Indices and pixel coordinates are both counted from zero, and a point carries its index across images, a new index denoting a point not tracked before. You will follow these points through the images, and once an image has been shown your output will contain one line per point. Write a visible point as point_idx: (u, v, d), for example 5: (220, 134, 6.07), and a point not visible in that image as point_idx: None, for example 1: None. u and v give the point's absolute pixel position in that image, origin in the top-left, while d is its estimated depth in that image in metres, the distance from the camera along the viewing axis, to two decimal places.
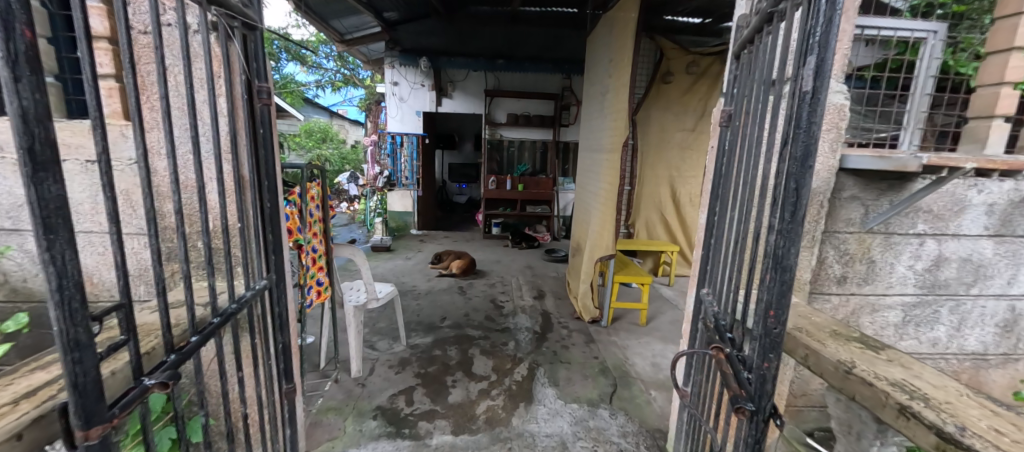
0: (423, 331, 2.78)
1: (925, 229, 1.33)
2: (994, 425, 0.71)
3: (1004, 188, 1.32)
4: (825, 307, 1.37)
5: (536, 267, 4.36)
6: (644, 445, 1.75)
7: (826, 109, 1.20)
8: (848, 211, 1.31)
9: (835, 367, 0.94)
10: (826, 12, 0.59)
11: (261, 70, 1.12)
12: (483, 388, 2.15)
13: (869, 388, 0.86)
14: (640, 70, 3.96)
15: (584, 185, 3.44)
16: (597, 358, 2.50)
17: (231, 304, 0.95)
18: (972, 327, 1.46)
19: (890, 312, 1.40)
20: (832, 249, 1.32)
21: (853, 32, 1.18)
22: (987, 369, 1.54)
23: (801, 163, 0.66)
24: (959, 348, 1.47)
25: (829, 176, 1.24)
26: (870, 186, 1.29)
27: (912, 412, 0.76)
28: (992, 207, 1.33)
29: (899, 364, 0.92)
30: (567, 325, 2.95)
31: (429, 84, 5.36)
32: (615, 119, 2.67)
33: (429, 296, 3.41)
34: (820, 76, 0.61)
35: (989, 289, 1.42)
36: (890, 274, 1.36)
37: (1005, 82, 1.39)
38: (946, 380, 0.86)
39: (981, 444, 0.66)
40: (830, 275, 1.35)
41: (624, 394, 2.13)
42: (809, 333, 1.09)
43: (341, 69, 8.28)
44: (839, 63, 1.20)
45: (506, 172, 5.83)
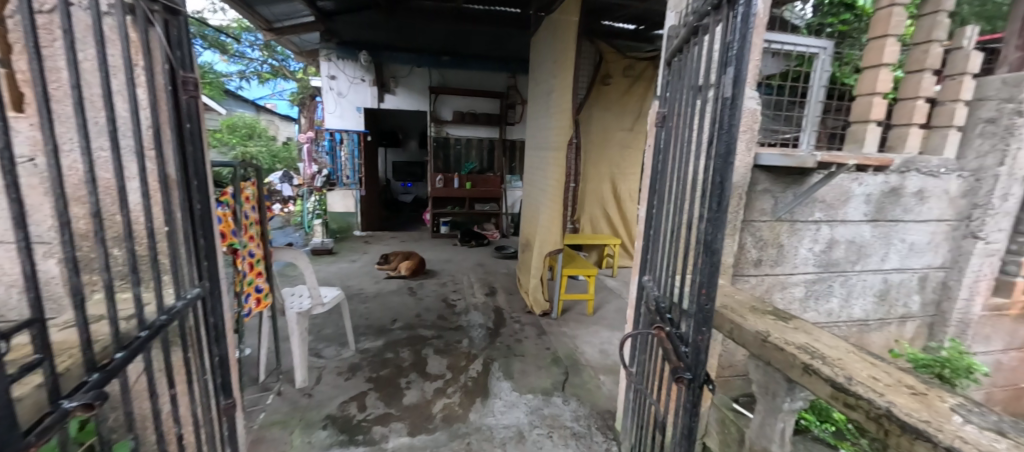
0: (372, 335, 2.69)
1: (821, 216, 1.57)
2: (872, 373, 0.88)
3: (877, 181, 1.57)
4: (746, 287, 1.56)
5: (487, 264, 4.40)
6: (596, 426, 1.86)
7: (743, 113, 1.37)
8: (761, 202, 1.50)
9: (755, 337, 1.09)
10: (741, 30, 0.70)
11: (186, 59, 1.02)
12: (439, 387, 2.14)
13: (781, 353, 1.01)
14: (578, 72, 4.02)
15: (531, 183, 3.55)
16: (549, 348, 2.60)
17: (161, 316, 0.86)
18: (857, 298, 1.71)
19: (796, 288, 1.62)
20: (749, 236, 1.51)
21: (762, 47, 1.36)
22: (868, 331, 1.78)
23: (722, 159, 0.76)
24: (848, 316, 1.72)
25: (746, 172, 1.41)
26: (778, 180, 1.49)
27: (814, 369, 0.91)
28: (869, 196, 1.59)
29: (803, 331, 1.09)
30: (519, 320, 3.02)
31: (370, 78, 5.16)
32: (560, 119, 2.79)
33: (378, 299, 3.29)
34: (737, 84, 0.71)
35: (869, 265, 1.67)
36: (795, 256, 1.59)
37: (876, 93, 1.56)
38: (838, 341, 1.04)
39: (864, 389, 0.82)
40: (748, 259, 1.54)
41: (575, 381, 2.25)
42: (733, 309, 1.23)
43: (268, 59, 7.61)
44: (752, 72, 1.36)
45: (453, 170, 5.78)
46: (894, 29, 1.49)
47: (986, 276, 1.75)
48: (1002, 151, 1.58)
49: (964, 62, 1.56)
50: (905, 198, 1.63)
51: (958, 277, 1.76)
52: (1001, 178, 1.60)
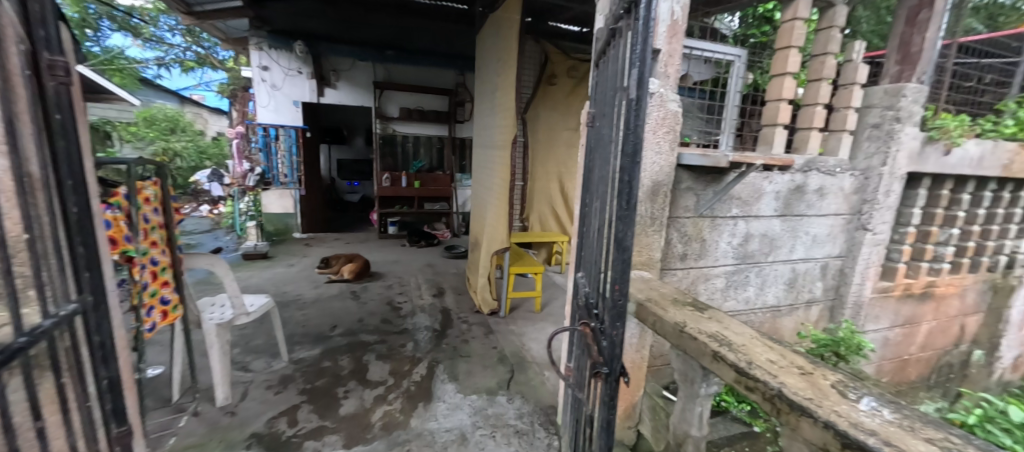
0: (309, 343, 2.53)
1: (738, 212, 1.69)
2: (769, 357, 0.96)
3: (784, 179, 1.72)
4: (673, 280, 1.65)
5: (436, 264, 4.32)
6: (538, 423, 1.88)
7: (666, 115, 1.43)
8: (685, 199, 1.58)
9: (673, 328, 1.15)
10: (642, 34, 0.73)
11: (54, 38, 0.83)
12: (379, 394, 2.06)
13: (695, 342, 1.07)
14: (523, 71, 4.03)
15: (479, 181, 3.51)
16: (496, 347, 2.59)
17: (17, 338, 0.74)
18: (770, 286, 1.86)
19: (717, 279, 1.74)
20: (675, 232, 1.60)
21: (681, 52, 1.43)
22: (781, 317, 1.94)
23: (631, 158, 0.78)
24: (763, 303, 1.87)
25: (669, 170, 1.48)
26: (699, 178, 1.58)
27: (721, 356, 0.98)
28: (778, 194, 1.73)
29: (715, 320, 1.16)
30: (467, 320, 2.99)
31: (308, 71, 4.89)
32: (504, 118, 2.79)
33: (317, 305, 3.10)
34: (641, 86, 0.74)
35: (779, 256, 1.83)
36: (716, 249, 1.70)
37: (783, 99, 1.71)
38: (744, 328, 1.12)
39: (761, 372, 0.89)
40: (675, 253, 1.62)
41: (520, 378, 2.26)
42: (656, 302, 1.29)
43: (192, 46, 6.96)
44: (673, 75, 1.44)
45: (401, 168, 5.60)
46: (795, 41, 1.63)
47: (873, 264, 1.98)
48: (884, 153, 1.80)
49: (854, 74, 1.75)
50: (809, 194, 1.79)
51: (852, 265, 1.97)
52: (883, 177, 1.83)
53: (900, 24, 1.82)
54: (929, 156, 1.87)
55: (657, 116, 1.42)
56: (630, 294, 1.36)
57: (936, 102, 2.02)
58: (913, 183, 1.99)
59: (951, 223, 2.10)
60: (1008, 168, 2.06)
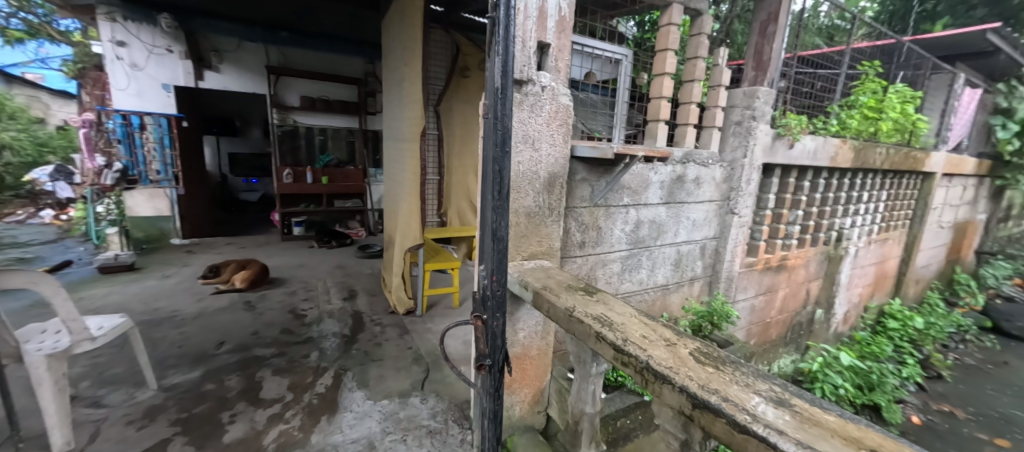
0: (187, 365, 2.19)
1: (629, 201, 1.82)
2: (643, 333, 1.05)
3: (666, 170, 1.90)
4: (573, 267, 1.73)
5: (348, 266, 4.04)
6: (452, 420, 1.86)
7: (558, 108, 1.49)
8: (581, 190, 1.67)
9: (563, 313, 1.19)
10: (503, 26, 0.73)
11: None
12: (275, 413, 1.85)
13: (581, 325, 1.12)
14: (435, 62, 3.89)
15: (390, 176, 3.34)
16: (411, 348, 2.50)
17: None
18: (660, 267, 2.06)
19: (613, 263, 1.87)
20: (572, 221, 1.68)
21: (570, 48, 1.50)
22: (670, 294, 2.15)
23: (500, 147, 0.78)
24: (654, 283, 2.06)
25: (564, 161, 1.55)
26: (593, 170, 1.67)
27: (601, 336, 1.04)
28: (662, 183, 1.91)
29: (602, 302, 1.24)
30: (381, 322, 2.85)
31: (180, 49, 4.27)
32: (411, 109, 2.68)
33: (200, 320, 2.70)
34: (504, 75, 0.74)
35: (666, 240, 2.03)
36: (611, 236, 1.82)
37: (663, 97, 1.87)
38: (626, 308, 1.21)
39: (633, 348, 0.96)
40: (573, 241, 1.70)
41: (435, 377, 2.22)
42: (551, 289, 1.33)
43: (18, 13, 5.46)
44: (563, 70, 1.49)
45: (305, 163, 5.13)
46: (671, 44, 1.79)
47: (739, 242, 2.30)
48: (743, 147, 2.09)
49: (720, 76, 1.99)
50: (688, 183, 2.01)
51: (724, 245, 2.26)
52: (745, 168, 2.13)
53: (754, 35, 2.11)
54: (778, 150, 2.21)
55: (549, 109, 1.46)
56: (527, 283, 1.39)
57: (783, 104, 2.40)
58: (768, 172, 2.34)
59: (797, 206, 2.52)
60: (835, 159, 2.53)
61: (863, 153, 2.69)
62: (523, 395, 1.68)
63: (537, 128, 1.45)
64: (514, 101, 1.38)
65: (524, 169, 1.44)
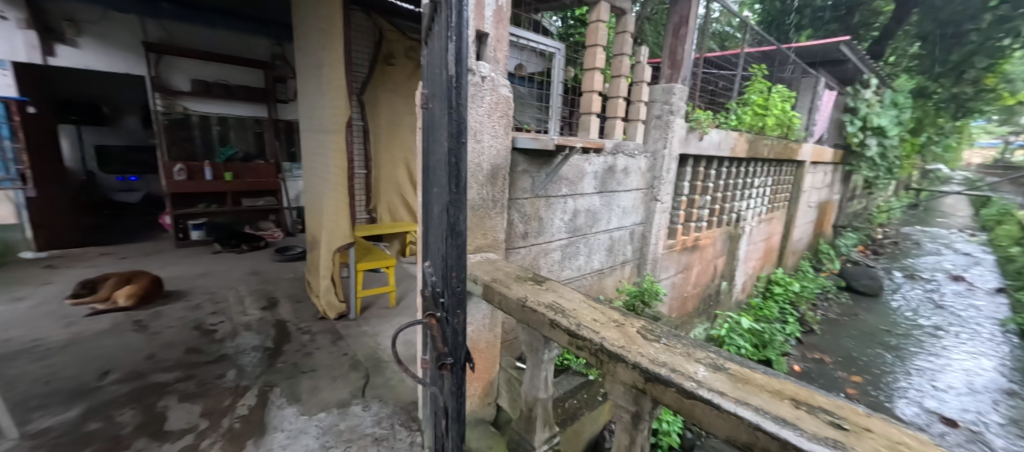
0: (59, 404, 1.79)
1: (567, 191, 1.89)
2: (593, 316, 1.10)
3: (599, 161, 2.01)
4: (517, 258, 1.75)
5: (264, 271, 3.62)
6: (400, 423, 1.78)
7: (498, 99, 1.48)
8: (523, 181, 1.69)
9: (516, 303, 1.20)
10: (457, 10, 0.70)
11: None
12: (188, 445, 1.60)
13: (534, 314, 1.14)
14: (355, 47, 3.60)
15: (309, 170, 3.04)
16: (347, 354, 2.34)
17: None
18: (595, 253, 2.18)
19: (554, 252, 1.93)
20: (516, 213, 1.69)
21: (508, 39, 1.49)
22: (605, 277, 2.29)
23: (456, 139, 0.75)
24: (591, 268, 2.18)
25: (506, 153, 1.55)
26: (533, 161, 1.70)
27: (555, 323, 1.07)
28: (596, 174, 2.01)
29: (551, 290, 1.28)
30: (309, 330, 2.61)
31: (18, 16, 3.39)
32: (333, 97, 2.46)
33: (72, 348, 2.22)
34: (459, 63, 0.71)
35: (600, 227, 2.15)
36: (552, 226, 1.87)
37: (594, 91, 1.96)
38: (574, 293, 1.26)
39: (587, 332, 1.01)
40: (517, 232, 1.72)
41: (377, 381, 2.10)
42: (501, 281, 1.33)
43: None
44: (501, 61, 1.48)
45: (202, 156, 4.44)
46: (599, 41, 1.88)
47: (661, 226, 2.53)
48: (664, 139, 2.29)
49: (642, 73, 2.14)
50: (618, 173, 2.14)
51: (649, 229, 2.46)
52: (665, 158, 2.34)
53: (669, 36, 2.31)
54: (691, 142, 2.47)
55: (490, 100, 1.45)
56: (477, 277, 1.37)
57: (694, 100, 2.67)
58: (683, 162, 2.60)
59: (707, 192, 2.84)
60: (734, 150, 2.90)
61: (754, 144, 3.12)
62: (474, 388, 1.67)
63: (479, 119, 1.42)
64: None
65: (467, 161, 1.41)
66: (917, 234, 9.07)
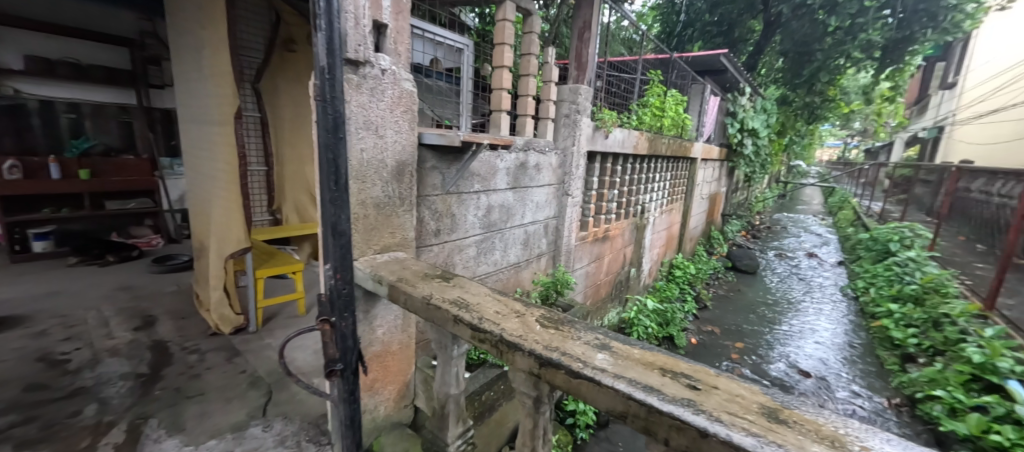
0: None
1: (479, 187, 1.91)
2: (496, 309, 1.13)
3: (510, 158, 2.06)
4: (430, 256, 1.73)
5: (138, 285, 3.09)
6: (306, 439, 1.65)
7: (402, 93, 1.43)
8: (432, 178, 1.66)
9: (421, 302, 1.18)
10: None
11: None
12: None
13: (439, 311, 1.13)
14: (241, 29, 3.19)
15: (192, 166, 2.66)
16: (245, 371, 2.11)
17: None
18: (511, 247, 2.24)
19: (469, 248, 1.94)
20: (426, 210, 1.66)
21: (410, 32, 1.46)
22: (521, 271, 2.36)
23: (333, 133, 0.73)
24: (507, 262, 2.23)
25: (412, 149, 1.51)
26: (442, 158, 1.69)
27: (458, 319, 1.08)
28: (508, 170, 2.06)
29: (458, 286, 1.28)
30: (198, 348, 2.30)
31: None
32: (215, 84, 2.17)
33: None
34: (331, 55, 0.69)
35: (515, 222, 2.21)
36: (465, 222, 1.88)
37: (503, 89, 2.00)
38: (480, 288, 1.28)
39: (488, 324, 1.03)
40: (428, 230, 1.69)
41: (281, 398, 1.93)
42: (406, 280, 1.29)
43: None
44: (403, 54, 1.44)
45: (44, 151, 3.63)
46: (507, 39, 1.92)
47: (573, 219, 2.68)
48: (572, 136, 2.42)
49: (550, 74, 2.24)
50: (530, 169, 2.22)
51: (562, 222, 2.59)
52: (574, 155, 2.48)
53: (575, 39, 2.44)
54: (597, 140, 2.65)
55: (392, 94, 1.39)
56: (382, 277, 1.31)
57: (600, 101, 2.87)
58: (592, 158, 2.78)
59: (614, 187, 3.09)
60: (636, 148, 3.18)
61: (652, 143, 3.46)
62: (387, 393, 1.61)
63: (380, 113, 1.36)
64: (351, 83, 1.25)
65: (369, 157, 1.34)
66: (784, 219, 10.84)
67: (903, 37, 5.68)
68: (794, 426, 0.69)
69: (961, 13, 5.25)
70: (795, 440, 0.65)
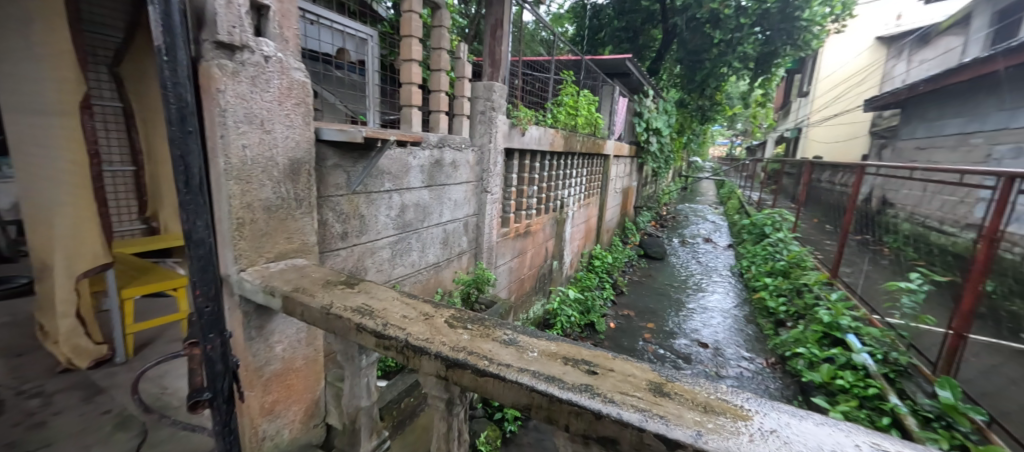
0: None
1: (390, 186, 1.82)
2: (403, 313, 1.08)
3: (424, 155, 1.99)
4: (336, 261, 1.60)
5: None
6: None
7: (292, 83, 1.30)
8: (334, 177, 1.54)
9: (319, 312, 1.08)
10: None
11: None
12: None
13: (340, 320, 1.05)
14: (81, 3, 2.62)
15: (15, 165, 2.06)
16: (110, 411, 1.76)
17: None
18: (429, 247, 2.18)
19: (383, 251, 1.84)
20: (329, 211, 1.54)
21: (298, 18, 1.32)
22: (442, 270, 2.31)
23: (180, 126, 0.64)
24: (426, 262, 2.16)
25: (309, 146, 1.38)
26: (345, 155, 1.57)
27: (361, 327, 1.01)
28: (421, 167, 1.99)
29: (363, 292, 1.20)
30: (41, 390, 1.87)
31: None
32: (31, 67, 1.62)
33: None
34: (167, 33, 0.60)
35: (432, 221, 2.16)
36: (376, 223, 1.78)
37: (413, 83, 1.92)
38: (387, 293, 1.22)
39: (393, 330, 0.98)
40: (333, 233, 1.57)
41: (160, 437, 1.65)
42: (302, 289, 1.17)
43: None
44: (292, 40, 1.30)
45: None
46: (414, 31, 1.85)
47: (493, 216, 2.70)
48: (488, 134, 2.42)
49: (463, 69, 2.20)
50: (446, 166, 2.17)
51: (482, 219, 2.59)
52: (491, 151, 2.48)
53: (488, 36, 2.44)
54: (514, 137, 2.69)
55: (280, 84, 1.25)
56: (274, 288, 1.17)
57: (515, 99, 2.92)
58: (510, 155, 2.82)
59: (533, 183, 3.18)
60: (552, 145, 3.30)
61: (568, 140, 3.63)
62: (291, 414, 1.46)
63: (265, 105, 1.21)
64: (226, 70, 1.09)
65: (253, 154, 1.19)
66: (686, 209, 12.19)
67: (769, 52, 6.70)
68: (675, 397, 0.76)
69: (810, 33, 6.36)
70: (674, 411, 0.71)
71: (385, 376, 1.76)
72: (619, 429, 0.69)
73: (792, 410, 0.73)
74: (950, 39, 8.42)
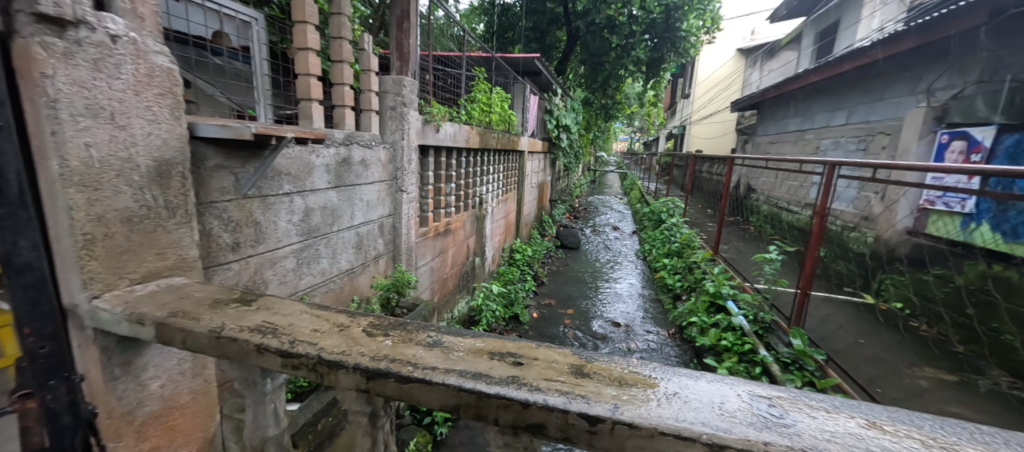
0: None
1: (290, 188, 1.64)
2: (313, 327, 0.99)
3: (329, 152, 1.84)
4: (227, 277, 1.40)
5: None
6: None
7: (152, 69, 1.09)
8: (218, 180, 1.34)
9: (208, 337, 0.93)
10: None
11: None
12: None
13: (235, 344, 0.92)
14: None
15: None
16: None
17: None
18: (341, 252, 2.02)
19: (285, 260, 1.66)
20: (214, 220, 1.33)
21: None
22: (357, 276, 2.17)
23: None
24: (338, 269, 2.00)
25: (180, 144, 1.17)
26: (230, 155, 1.38)
27: (262, 348, 0.90)
28: (327, 167, 1.83)
29: (263, 308, 1.07)
30: None
31: None
32: None
33: None
34: None
35: (342, 224, 2.00)
36: (276, 230, 1.60)
37: (311, 74, 1.75)
38: (293, 307, 1.10)
39: (303, 347, 0.89)
40: (221, 245, 1.37)
41: None
42: (183, 313, 1.00)
43: None
44: (149, 18, 1.09)
45: None
46: (309, 17, 1.68)
47: (410, 216, 2.61)
48: (400, 130, 2.32)
49: (368, 62, 2.07)
50: (355, 165, 2.03)
51: (399, 220, 2.49)
52: (404, 149, 2.38)
53: (394, 28, 2.33)
54: (428, 134, 2.62)
55: (134, 70, 1.03)
56: (143, 315, 0.97)
57: (427, 94, 2.84)
58: (425, 152, 2.75)
59: (450, 180, 3.14)
60: (467, 142, 3.30)
61: (482, 137, 3.65)
62: None
63: (115, 95, 0.99)
64: (54, 50, 0.87)
65: (101, 154, 0.97)
66: (595, 200, 13.18)
67: (658, 57, 7.52)
68: (594, 376, 0.82)
69: (688, 43, 7.30)
70: (594, 389, 0.77)
71: (294, 400, 1.60)
72: (546, 414, 0.72)
73: (690, 373, 0.84)
74: (788, 53, 10.35)
